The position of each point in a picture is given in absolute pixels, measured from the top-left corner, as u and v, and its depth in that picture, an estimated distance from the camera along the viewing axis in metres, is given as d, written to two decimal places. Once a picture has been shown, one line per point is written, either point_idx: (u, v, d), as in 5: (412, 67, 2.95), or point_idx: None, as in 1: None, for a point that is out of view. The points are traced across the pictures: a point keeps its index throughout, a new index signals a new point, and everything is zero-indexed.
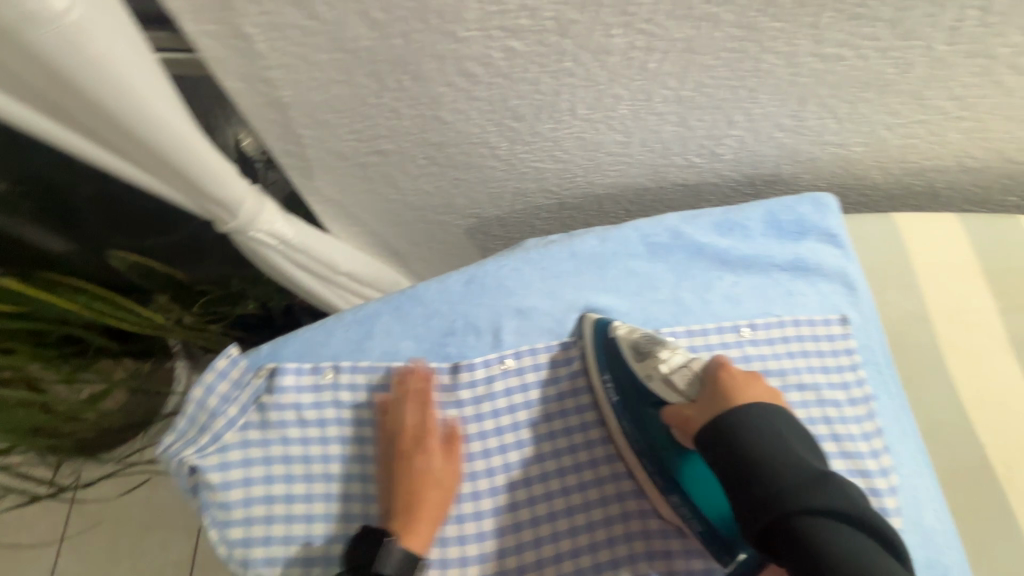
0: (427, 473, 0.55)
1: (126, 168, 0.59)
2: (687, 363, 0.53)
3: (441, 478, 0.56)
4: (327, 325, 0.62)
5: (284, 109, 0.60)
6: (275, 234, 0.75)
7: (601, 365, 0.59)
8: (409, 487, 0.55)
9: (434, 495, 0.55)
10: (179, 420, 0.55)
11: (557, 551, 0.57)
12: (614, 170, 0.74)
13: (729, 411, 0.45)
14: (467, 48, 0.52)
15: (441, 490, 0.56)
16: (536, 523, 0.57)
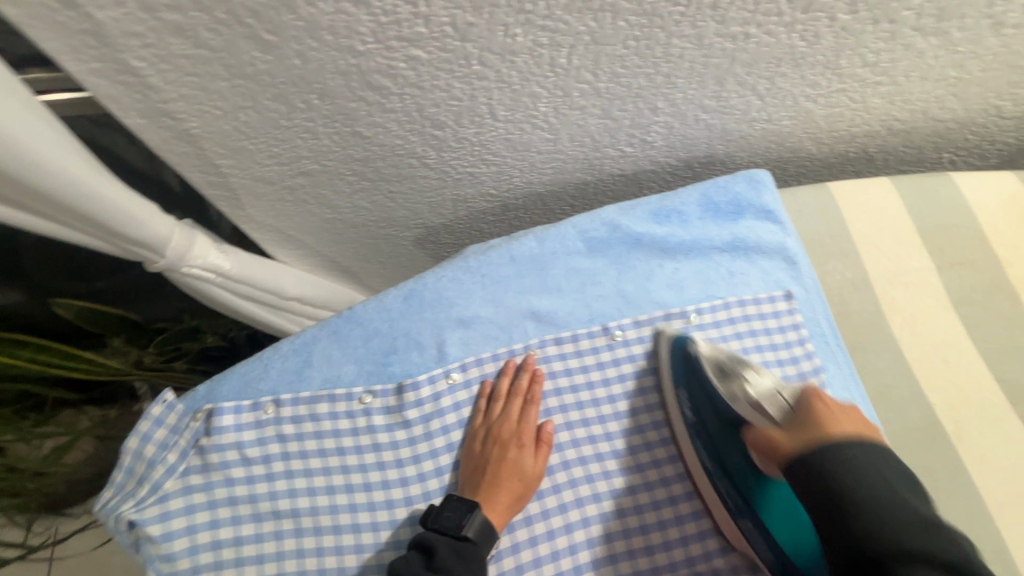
0: (515, 464, 0.56)
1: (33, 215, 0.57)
2: (778, 389, 0.52)
3: (524, 472, 0.56)
4: (264, 358, 0.60)
5: (194, 140, 0.58)
6: (211, 267, 0.72)
7: (676, 380, 0.60)
8: (493, 470, 0.55)
9: (514, 486, 0.55)
10: (115, 474, 0.54)
11: (518, 561, 0.56)
12: (549, 167, 0.73)
13: (824, 441, 0.44)
14: (369, 62, 0.51)
15: (519, 485, 0.55)
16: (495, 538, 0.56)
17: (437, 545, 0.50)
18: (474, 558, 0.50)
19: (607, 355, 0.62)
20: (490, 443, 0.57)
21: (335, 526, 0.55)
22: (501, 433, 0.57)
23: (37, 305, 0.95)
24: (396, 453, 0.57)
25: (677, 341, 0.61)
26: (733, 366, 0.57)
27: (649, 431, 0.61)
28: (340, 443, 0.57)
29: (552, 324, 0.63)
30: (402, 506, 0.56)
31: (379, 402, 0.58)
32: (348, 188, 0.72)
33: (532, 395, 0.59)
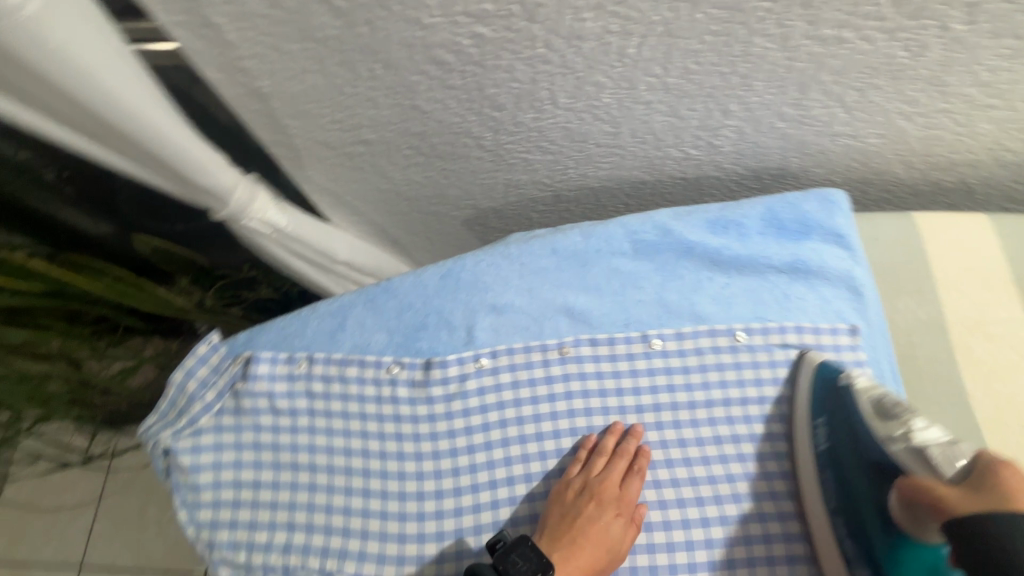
0: (603, 529, 0.53)
1: (125, 160, 0.62)
2: (949, 442, 0.41)
3: (611, 542, 0.54)
4: (304, 315, 0.62)
5: (265, 99, 0.61)
6: (269, 223, 0.76)
7: (815, 410, 0.55)
8: (582, 529, 0.53)
9: (597, 554, 0.53)
10: (160, 402, 0.58)
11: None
12: (607, 162, 0.71)
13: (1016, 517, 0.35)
14: (434, 35, 0.51)
15: (603, 555, 0.53)
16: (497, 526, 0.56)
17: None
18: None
19: (642, 363, 0.60)
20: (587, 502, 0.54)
21: (347, 488, 0.56)
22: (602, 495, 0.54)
23: (121, 240, 1.03)
24: (416, 427, 0.58)
25: (824, 368, 0.56)
26: (892, 406, 0.46)
27: (673, 448, 0.58)
28: (363, 408, 0.58)
29: (587, 323, 0.61)
30: (413, 480, 0.57)
31: (406, 374, 0.59)
32: (404, 161, 0.73)
33: (641, 468, 0.56)
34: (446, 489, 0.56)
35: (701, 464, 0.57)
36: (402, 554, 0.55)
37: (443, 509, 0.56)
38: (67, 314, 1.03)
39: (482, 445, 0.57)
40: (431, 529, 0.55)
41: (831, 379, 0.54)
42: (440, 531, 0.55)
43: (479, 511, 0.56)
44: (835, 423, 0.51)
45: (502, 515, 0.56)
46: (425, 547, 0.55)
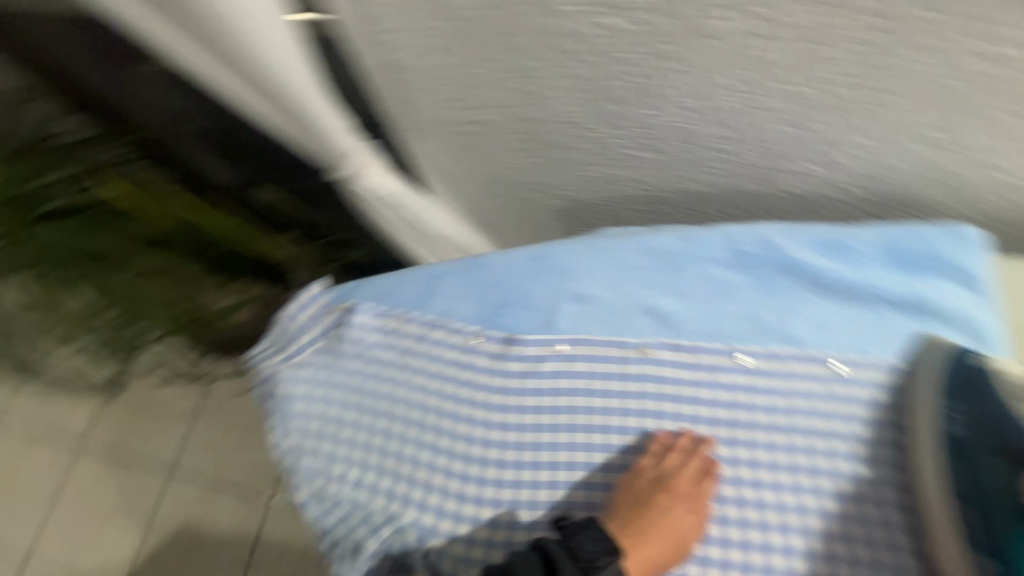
0: (674, 520, 0.57)
1: (270, 118, 0.73)
2: None
3: (681, 533, 0.56)
4: (401, 275, 0.66)
5: (397, 72, 0.66)
6: (378, 189, 0.84)
7: (944, 392, 0.52)
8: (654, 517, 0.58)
9: (666, 542, 0.57)
10: (271, 332, 0.64)
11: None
12: (716, 168, 0.69)
13: None
14: (566, 23, 0.52)
15: (673, 543, 0.56)
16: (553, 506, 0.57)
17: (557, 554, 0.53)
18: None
19: (725, 376, 0.58)
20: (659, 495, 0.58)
21: (419, 441, 0.60)
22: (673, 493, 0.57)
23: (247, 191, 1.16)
24: (489, 397, 0.60)
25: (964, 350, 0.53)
26: None
27: (743, 467, 0.57)
28: (443, 369, 0.62)
29: (672, 326, 0.60)
30: (479, 446, 0.59)
31: (487, 346, 0.62)
32: (511, 145, 0.75)
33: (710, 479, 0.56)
34: (508, 461, 0.58)
35: (772, 489, 0.55)
36: (459, 511, 0.58)
37: (502, 479, 0.58)
38: (191, 253, 1.20)
39: (549, 427, 0.59)
40: (489, 496, 0.58)
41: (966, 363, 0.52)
42: (497, 498, 0.58)
43: (536, 488, 0.57)
44: (971, 412, 0.49)
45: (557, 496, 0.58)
46: (481, 510, 0.58)
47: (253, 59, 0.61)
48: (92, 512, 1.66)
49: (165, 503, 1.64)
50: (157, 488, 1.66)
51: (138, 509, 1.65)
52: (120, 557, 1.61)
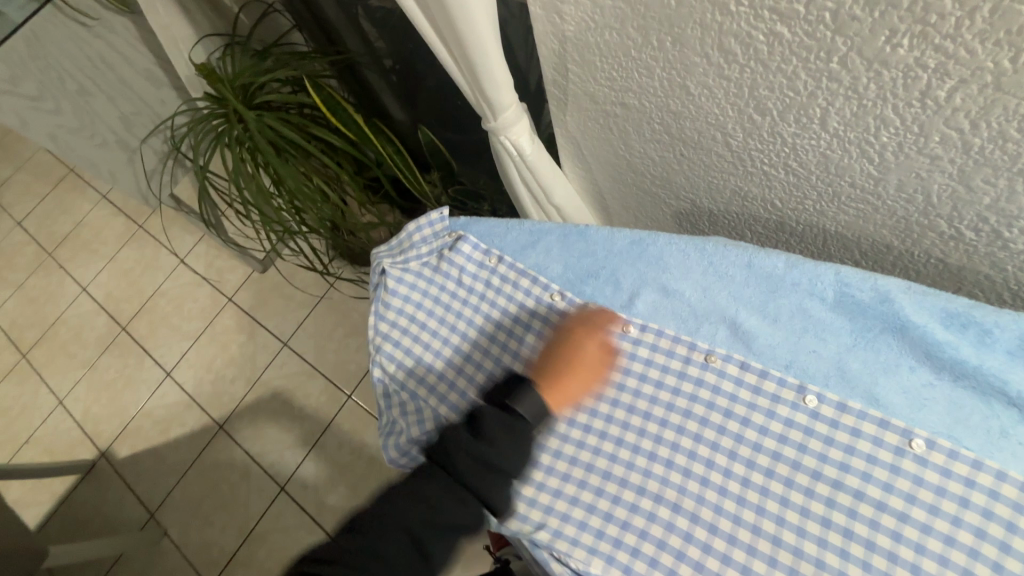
0: (580, 360, 0.62)
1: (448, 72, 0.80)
2: None
3: (585, 369, 0.62)
4: (510, 223, 0.72)
5: (564, 42, 0.71)
6: (517, 146, 0.89)
7: None
8: (570, 356, 0.62)
9: (579, 380, 0.61)
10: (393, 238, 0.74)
11: (577, 493, 0.59)
12: (853, 208, 0.65)
13: None
14: (733, 24, 0.53)
15: (583, 377, 0.62)
16: (573, 462, 0.60)
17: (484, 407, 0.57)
18: (522, 430, 0.56)
19: (784, 410, 0.56)
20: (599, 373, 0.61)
21: (479, 365, 0.67)
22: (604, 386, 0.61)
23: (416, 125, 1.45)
24: (550, 349, 0.65)
25: None
26: None
27: (772, 500, 0.54)
28: (518, 313, 0.67)
29: (746, 345, 0.59)
30: None
31: (562, 306, 0.66)
32: (648, 134, 0.77)
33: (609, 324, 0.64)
34: None
35: (794, 531, 0.53)
36: None
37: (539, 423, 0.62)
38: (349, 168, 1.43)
39: (593, 394, 0.62)
40: None
41: None
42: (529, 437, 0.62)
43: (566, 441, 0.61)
44: None
45: (582, 455, 0.61)
46: None
47: (444, 11, 0.68)
48: (221, 355, 2.02)
49: (272, 368, 1.95)
50: (270, 353, 1.97)
51: (252, 365, 1.97)
52: (228, 397, 1.95)
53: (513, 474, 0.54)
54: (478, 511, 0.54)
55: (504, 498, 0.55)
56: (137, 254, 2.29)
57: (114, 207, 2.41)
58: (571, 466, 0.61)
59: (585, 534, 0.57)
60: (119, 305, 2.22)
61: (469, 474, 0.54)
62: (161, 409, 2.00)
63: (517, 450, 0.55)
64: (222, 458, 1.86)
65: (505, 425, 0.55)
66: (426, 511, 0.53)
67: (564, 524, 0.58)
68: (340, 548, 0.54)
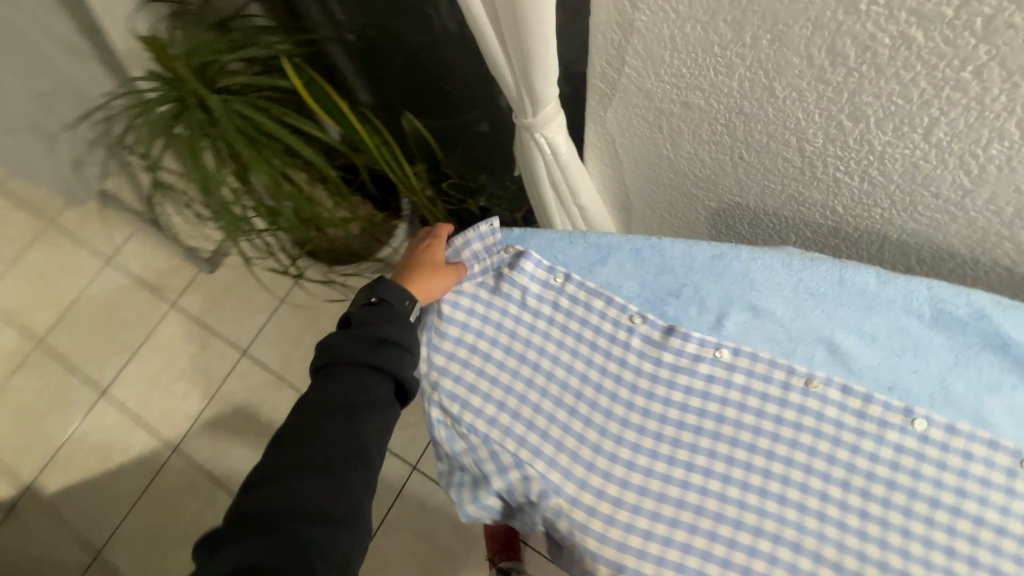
0: (430, 260, 0.65)
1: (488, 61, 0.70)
2: None
3: (435, 266, 0.64)
4: (574, 236, 0.65)
5: (628, 32, 0.63)
6: (552, 144, 0.82)
7: None
8: (422, 257, 0.65)
9: (431, 274, 0.63)
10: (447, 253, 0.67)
11: (689, 539, 0.54)
12: (927, 217, 0.64)
13: None
14: (856, 25, 0.48)
15: (435, 271, 0.63)
16: (681, 505, 0.55)
17: (353, 309, 0.62)
18: (386, 310, 0.60)
19: (893, 435, 0.54)
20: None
21: (558, 399, 0.59)
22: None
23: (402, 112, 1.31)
24: (636, 378, 0.59)
25: None
26: None
27: (892, 532, 0.52)
28: (595, 338, 0.61)
29: (847, 366, 0.57)
30: (617, 422, 0.58)
31: (645, 329, 0.61)
32: (704, 135, 0.72)
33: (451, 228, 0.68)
34: (644, 447, 0.57)
35: (919, 563, 0.51)
36: (585, 479, 0.56)
37: (635, 463, 0.57)
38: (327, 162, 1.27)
39: (691, 425, 0.57)
40: (619, 473, 0.56)
41: None
42: (626, 479, 0.56)
43: (668, 482, 0.56)
44: None
45: (689, 497, 0.55)
46: (609, 485, 0.56)
47: None
48: (167, 369, 1.80)
49: (231, 381, 1.75)
50: (228, 364, 1.77)
51: (206, 379, 1.77)
52: (181, 416, 1.74)
53: (395, 342, 0.59)
54: (388, 385, 0.59)
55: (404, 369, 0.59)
56: (49, 255, 1.97)
57: (12, 200, 2.05)
58: (677, 511, 0.55)
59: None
60: (32, 316, 1.91)
61: (356, 354, 0.59)
62: (98, 435, 1.75)
63: (391, 325, 0.60)
64: (178, 484, 1.67)
65: (370, 308, 0.61)
66: (339, 397, 0.58)
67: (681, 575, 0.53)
68: (275, 466, 0.56)
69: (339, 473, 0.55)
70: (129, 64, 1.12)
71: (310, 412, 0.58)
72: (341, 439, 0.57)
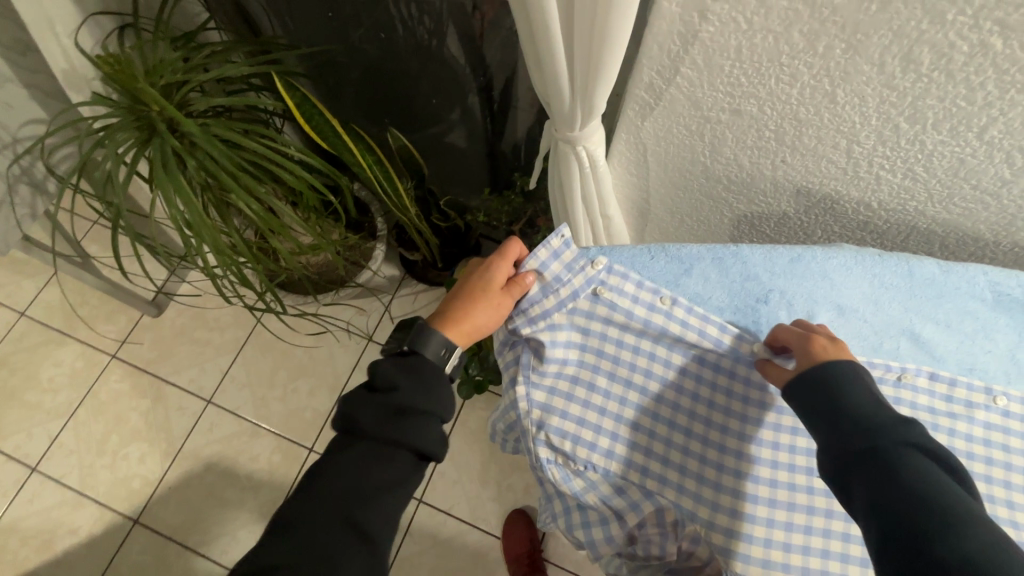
0: (477, 293, 0.60)
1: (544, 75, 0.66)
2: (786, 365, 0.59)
3: (483, 301, 0.60)
4: (655, 248, 0.64)
5: (690, 43, 0.63)
6: (592, 156, 0.80)
7: (805, 403, 0.54)
8: (467, 286, 0.61)
9: (480, 313, 0.60)
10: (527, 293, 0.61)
11: (825, 544, 0.60)
12: (961, 207, 0.69)
13: (820, 374, 0.53)
14: (938, 33, 0.51)
15: (483, 309, 0.60)
16: (810, 511, 0.60)
17: (378, 364, 0.58)
18: (419, 366, 0.58)
19: (979, 414, 0.59)
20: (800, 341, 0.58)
21: (671, 420, 0.63)
22: (852, 358, 0.54)
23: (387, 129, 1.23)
24: (745, 388, 0.63)
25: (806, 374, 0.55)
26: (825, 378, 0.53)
27: (1000, 506, 0.57)
28: (698, 358, 0.63)
29: (930, 354, 0.61)
30: (734, 437, 0.63)
31: (746, 349, 0.62)
32: (748, 142, 0.74)
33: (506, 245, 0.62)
34: (763, 457, 0.62)
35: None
36: (717, 501, 0.61)
37: (739, 491, 0.61)
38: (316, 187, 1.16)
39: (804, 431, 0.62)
40: (747, 489, 0.61)
41: (811, 381, 0.54)
42: (755, 492, 0.61)
43: (794, 490, 0.61)
44: (823, 431, 0.51)
45: (817, 503, 0.61)
46: (741, 502, 0.61)
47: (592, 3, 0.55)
48: (114, 430, 1.57)
49: (197, 435, 1.56)
50: (190, 417, 1.58)
51: (166, 436, 1.56)
52: (139, 482, 1.52)
53: (419, 409, 0.56)
54: (412, 459, 0.56)
55: (426, 438, 0.56)
56: None
57: None
58: (809, 517, 0.60)
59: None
60: None
61: (373, 426, 0.55)
62: (33, 520, 1.49)
63: (420, 390, 0.56)
64: (144, 561, 1.45)
65: (397, 366, 0.58)
66: (351, 474, 0.54)
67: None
68: (274, 556, 0.51)
69: (337, 564, 0.51)
70: (69, 88, 0.97)
71: (318, 492, 0.54)
72: (345, 524, 0.53)
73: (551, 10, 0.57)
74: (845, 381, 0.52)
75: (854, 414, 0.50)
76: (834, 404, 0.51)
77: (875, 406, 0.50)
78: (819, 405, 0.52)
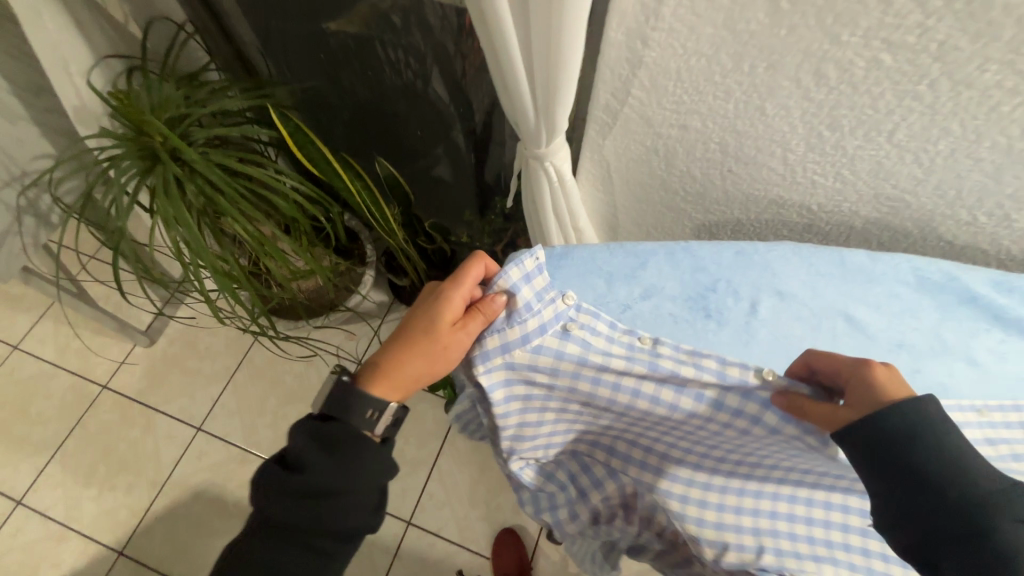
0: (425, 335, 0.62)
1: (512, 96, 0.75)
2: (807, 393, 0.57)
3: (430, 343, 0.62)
4: (614, 246, 0.71)
5: (637, 67, 0.72)
6: (558, 169, 0.87)
7: (875, 459, 0.50)
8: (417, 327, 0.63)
9: (427, 355, 0.62)
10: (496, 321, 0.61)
11: (773, 504, 0.76)
12: (888, 206, 0.78)
13: (884, 425, 0.50)
14: (840, 51, 0.60)
15: (430, 349, 0.62)
16: (764, 483, 0.74)
17: (297, 445, 0.60)
18: (338, 446, 0.60)
19: None
20: (848, 376, 0.56)
21: (644, 427, 0.70)
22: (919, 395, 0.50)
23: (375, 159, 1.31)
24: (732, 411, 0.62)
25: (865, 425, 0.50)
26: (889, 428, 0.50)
27: None
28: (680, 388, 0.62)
29: (864, 333, 0.67)
30: (709, 442, 0.70)
31: (739, 374, 0.58)
32: (698, 154, 0.83)
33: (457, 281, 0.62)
34: (731, 450, 0.70)
35: None
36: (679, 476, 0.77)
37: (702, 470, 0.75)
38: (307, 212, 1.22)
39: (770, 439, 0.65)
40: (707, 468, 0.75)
41: (879, 437, 0.49)
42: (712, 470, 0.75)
43: (752, 472, 0.73)
44: (901, 498, 0.48)
45: (770, 479, 0.73)
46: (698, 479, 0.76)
47: (547, 34, 0.63)
48: (101, 460, 1.57)
49: (185, 464, 1.57)
50: (179, 446, 1.59)
51: (153, 466, 1.56)
52: (125, 513, 1.51)
53: (336, 493, 0.58)
54: (331, 535, 0.60)
55: (344, 518, 0.59)
56: None
57: None
58: (761, 487, 0.75)
59: (778, 531, 0.77)
60: None
61: (292, 510, 0.58)
62: (13, 556, 1.47)
63: (337, 474, 0.58)
64: None
65: (317, 448, 0.59)
66: (275, 551, 0.59)
67: (760, 528, 0.77)
68: None
69: None
70: (79, 124, 1.05)
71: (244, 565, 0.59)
72: None
73: (512, 38, 0.65)
74: (921, 436, 0.48)
75: (936, 480, 0.46)
76: (904, 466, 0.48)
77: (955, 465, 0.47)
78: (892, 467, 0.48)
